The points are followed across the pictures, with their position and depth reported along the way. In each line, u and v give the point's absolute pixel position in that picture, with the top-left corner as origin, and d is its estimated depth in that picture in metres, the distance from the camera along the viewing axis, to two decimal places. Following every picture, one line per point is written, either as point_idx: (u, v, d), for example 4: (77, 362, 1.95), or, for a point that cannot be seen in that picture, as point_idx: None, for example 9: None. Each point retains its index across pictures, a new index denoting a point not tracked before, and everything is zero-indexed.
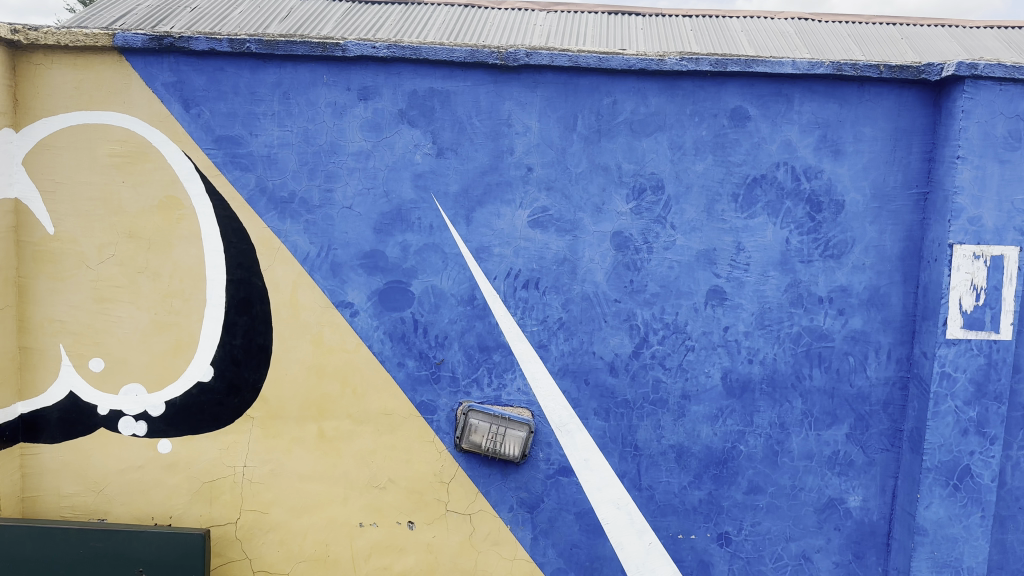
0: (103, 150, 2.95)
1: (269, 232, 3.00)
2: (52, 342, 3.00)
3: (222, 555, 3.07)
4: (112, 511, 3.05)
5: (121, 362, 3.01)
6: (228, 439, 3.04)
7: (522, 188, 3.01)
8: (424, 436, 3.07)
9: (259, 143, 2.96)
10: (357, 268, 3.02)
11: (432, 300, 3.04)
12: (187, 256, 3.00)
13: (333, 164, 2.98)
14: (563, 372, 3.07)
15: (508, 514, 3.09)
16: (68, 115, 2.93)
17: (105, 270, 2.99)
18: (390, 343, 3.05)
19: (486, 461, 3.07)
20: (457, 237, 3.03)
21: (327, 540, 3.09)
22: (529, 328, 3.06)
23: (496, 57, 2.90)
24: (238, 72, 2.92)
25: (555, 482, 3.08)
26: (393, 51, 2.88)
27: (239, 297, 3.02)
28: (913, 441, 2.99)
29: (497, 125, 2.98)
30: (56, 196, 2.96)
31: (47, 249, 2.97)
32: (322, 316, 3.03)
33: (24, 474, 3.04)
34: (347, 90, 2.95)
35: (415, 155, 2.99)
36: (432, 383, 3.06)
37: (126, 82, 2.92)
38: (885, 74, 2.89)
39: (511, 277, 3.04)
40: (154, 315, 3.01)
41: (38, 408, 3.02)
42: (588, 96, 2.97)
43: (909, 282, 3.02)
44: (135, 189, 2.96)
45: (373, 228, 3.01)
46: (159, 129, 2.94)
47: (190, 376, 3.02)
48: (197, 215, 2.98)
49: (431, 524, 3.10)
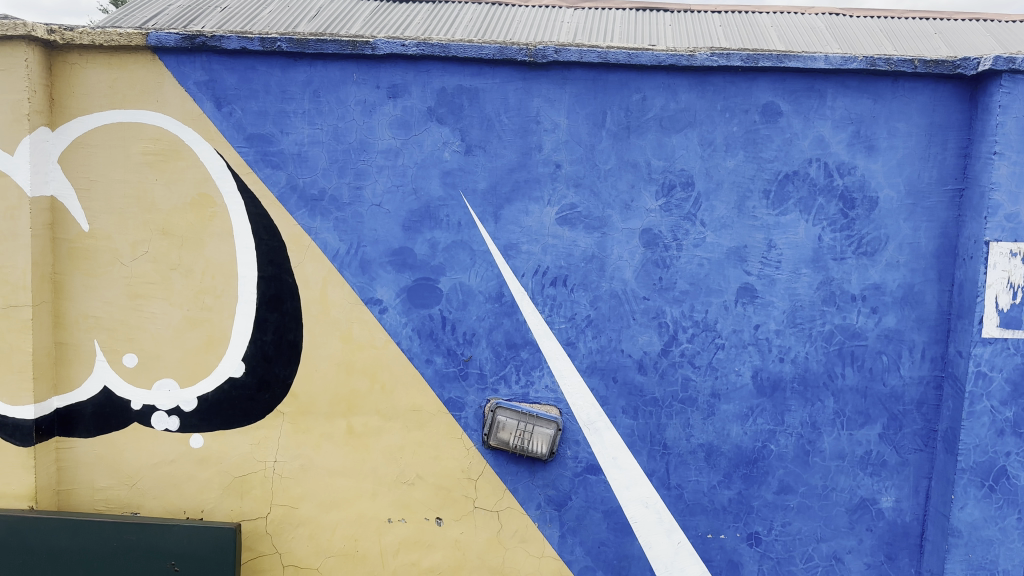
0: (137, 148, 2.99)
1: (299, 229, 3.02)
2: (86, 338, 3.05)
3: (253, 549, 3.10)
4: (145, 504, 3.09)
5: (155, 357, 3.05)
6: (259, 434, 3.07)
7: (550, 185, 3.00)
8: (452, 433, 3.07)
9: (290, 140, 2.98)
10: (386, 265, 3.03)
11: (459, 296, 3.05)
12: (219, 252, 3.03)
13: (362, 161, 3.00)
14: (591, 370, 3.06)
15: (536, 512, 3.09)
16: (102, 113, 2.97)
17: (138, 266, 3.03)
18: (418, 340, 3.06)
19: (514, 458, 3.07)
20: (485, 234, 3.02)
21: (356, 534, 3.11)
22: (557, 325, 3.05)
23: (525, 54, 2.90)
24: (269, 70, 2.95)
25: (583, 480, 3.07)
26: (422, 48, 2.89)
27: (270, 294, 3.04)
28: (947, 441, 2.95)
29: (525, 122, 2.97)
30: (91, 193, 3.00)
31: (81, 246, 3.01)
32: (351, 313, 3.05)
33: (59, 467, 3.09)
34: (376, 88, 2.96)
35: (443, 152, 2.99)
36: (460, 380, 3.07)
37: (159, 81, 2.96)
38: (920, 68, 2.85)
39: (539, 274, 3.04)
40: (186, 311, 3.04)
41: (72, 402, 3.06)
42: (618, 92, 2.95)
43: (944, 280, 2.97)
44: (168, 186, 3.00)
45: (402, 225, 3.02)
46: (191, 127, 2.97)
47: (222, 372, 3.05)
48: (229, 213, 3.01)
49: (459, 520, 3.10)
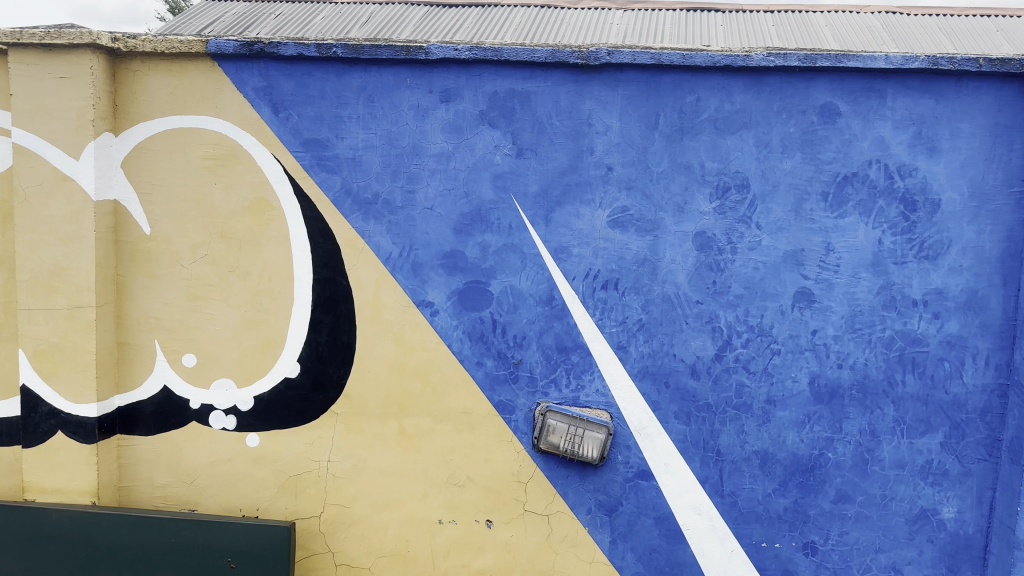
0: (196, 153, 3.05)
1: (353, 232, 3.06)
2: (147, 338, 3.12)
3: (306, 548, 3.15)
4: (202, 502, 3.16)
5: (213, 358, 3.12)
6: (313, 433, 3.11)
7: (602, 188, 2.99)
8: (502, 436, 3.08)
9: (344, 145, 3.03)
10: (437, 268, 3.05)
11: (511, 299, 3.05)
12: (275, 255, 3.08)
13: (415, 165, 3.02)
14: (643, 375, 3.03)
15: (586, 517, 3.07)
16: (163, 119, 3.05)
17: (198, 269, 3.10)
18: (469, 342, 3.07)
19: (565, 463, 3.06)
20: (536, 237, 3.02)
21: (407, 535, 3.13)
22: (608, 329, 3.03)
23: (577, 56, 2.89)
24: (325, 76, 2.99)
25: (635, 485, 3.05)
26: (475, 52, 2.90)
27: (324, 296, 3.08)
28: (1013, 451, 2.85)
29: (577, 125, 2.96)
30: (152, 197, 3.08)
31: (143, 248, 3.10)
32: (403, 315, 3.07)
33: (120, 464, 3.17)
34: (429, 93, 2.98)
35: (495, 155, 3.00)
36: (511, 383, 3.07)
37: (218, 87, 3.02)
38: (985, 67, 2.76)
39: (590, 278, 3.02)
40: (243, 313, 3.10)
41: (133, 401, 3.14)
42: (671, 94, 2.93)
43: (1010, 285, 2.87)
44: (227, 190, 3.06)
45: (453, 228, 3.04)
46: (249, 132, 3.03)
47: (277, 372, 3.10)
48: (285, 216, 3.06)
49: (509, 523, 3.10)
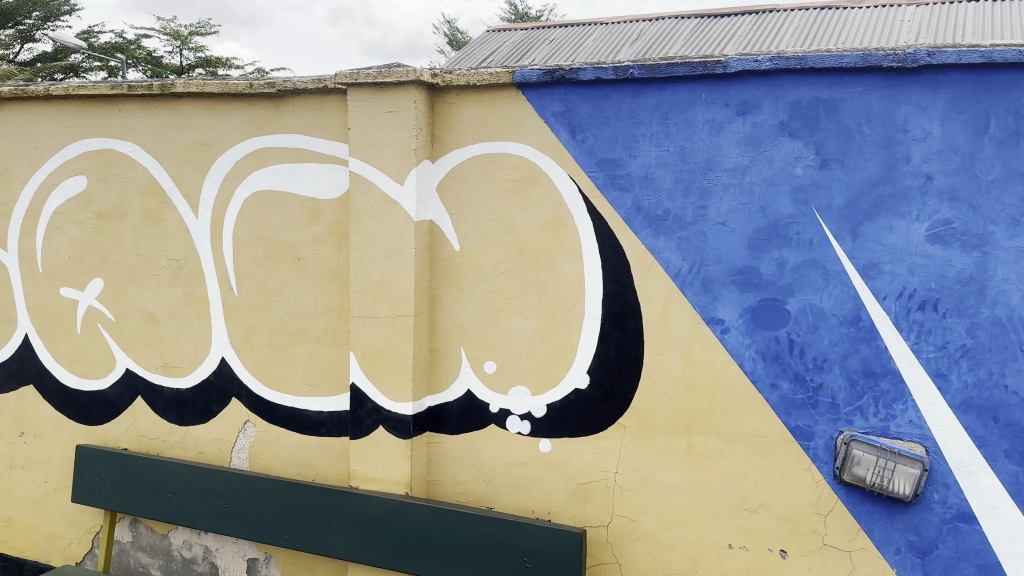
0: (502, 175, 3.29)
1: (644, 249, 3.09)
2: (455, 345, 3.42)
3: (595, 556, 3.23)
4: (500, 500, 3.39)
5: (511, 365, 3.33)
6: (602, 444, 3.20)
7: (919, 200, 2.73)
8: (799, 464, 2.92)
9: (637, 164, 3.08)
10: (729, 285, 2.98)
11: (810, 319, 2.89)
12: (570, 271, 3.22)
13: (708, 181, 2.99)
14: (967, 407, 2.71)
15: (896, 558, 2.81)
16: (472, 146, 3.33)
17: (500, 282, 3.34)
18: (762, 362, 2.95)
19: (870, 497, 2.83)
20: (841, 253, 2.83)
21: (696, 556, 3.08)
22: (924, 354, 2.75)
23: (891, 59, 2.69)
24: (621, 97, 3.08)
25: (954, 529, 2.72)
26: (775, 62, 2.82)
27: (614, 310, 3.16)
28: None
29: (891, 132, 2.74)
30: (462, 217, 3.37)
31: (454, 263, 3.40)
32: (693, 332, 3.04)
33: (430, 459, 3.50)
34: (726, 106, 2.94)
35: (795, 168, 2.87)
36: (809, 408, 2.90)
37: (522, 114, 3.24)
38: None
39: (904, 297, 2.76)
40: (540, 324, 3.27)
41: (442, 401, 3.46)
42: (1006, 94, 2.61)
43: None
44: (527, 209, 3.26)
45: (747, 244, 2.95)
46: (548, 155, 3.21)
47: (569, 382, 3.23)
48: (579, 233, 3.18)
49: (805, 556, 2.93)
